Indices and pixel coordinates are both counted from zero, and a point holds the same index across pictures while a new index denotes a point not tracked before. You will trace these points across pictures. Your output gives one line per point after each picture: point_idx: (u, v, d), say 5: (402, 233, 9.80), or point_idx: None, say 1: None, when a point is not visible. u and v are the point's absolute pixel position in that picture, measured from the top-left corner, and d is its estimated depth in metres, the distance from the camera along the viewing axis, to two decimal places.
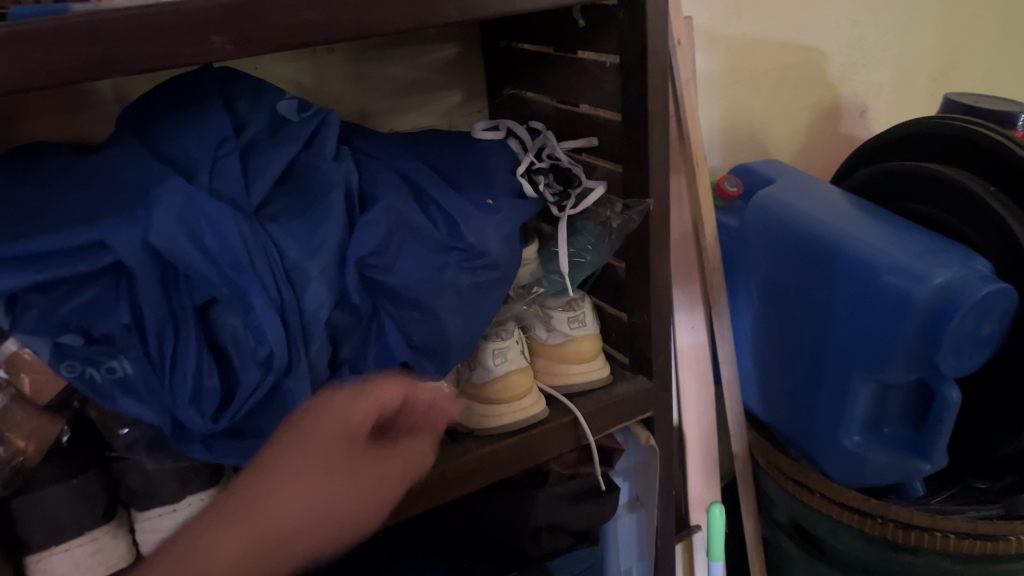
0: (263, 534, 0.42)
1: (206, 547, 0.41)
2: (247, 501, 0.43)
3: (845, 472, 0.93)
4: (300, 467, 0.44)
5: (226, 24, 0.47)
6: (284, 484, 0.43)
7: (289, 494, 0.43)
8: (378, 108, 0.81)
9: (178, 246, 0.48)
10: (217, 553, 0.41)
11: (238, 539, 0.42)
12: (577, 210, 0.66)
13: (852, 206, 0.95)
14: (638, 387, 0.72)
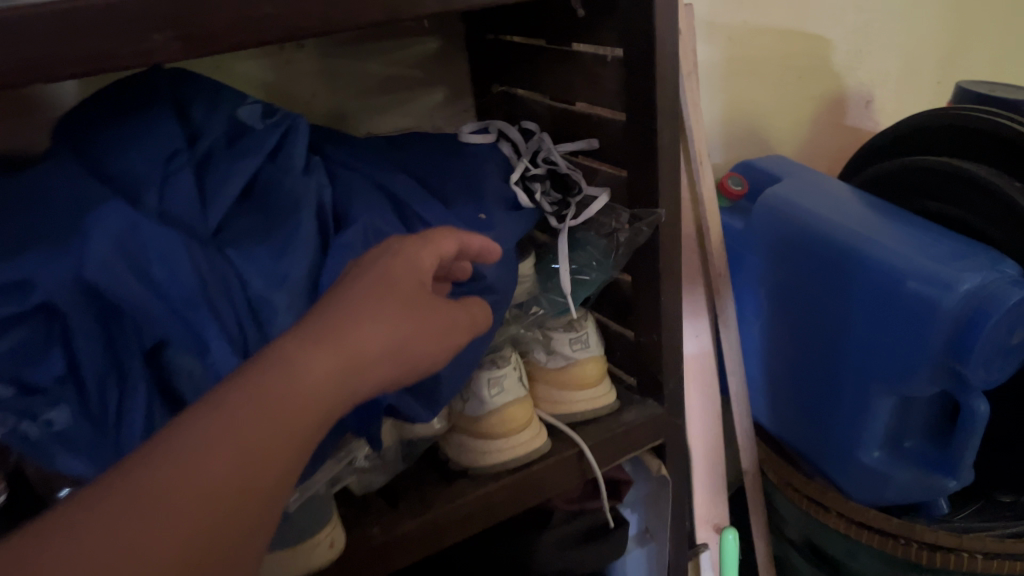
0: (351, 362, 0.35)
1: (298, 368, 0.33)
2: (329, 326, 0.35)
3: (865, 490, 0.87)
4: (370, 300, 0.37)
5: (170, 18, 0.39)
6: (370, 311, 0.36)
7: (372, 321, 0.36)
8: (355, 110, 0.74)
9: (119, 282, 0.41)
10: (309, 378, 0.33)
11: (329, 365, 0.34)
12: (578, 221, 0.60)
13: (865, 204, 0.88)
14: (648, 413, 0.66)
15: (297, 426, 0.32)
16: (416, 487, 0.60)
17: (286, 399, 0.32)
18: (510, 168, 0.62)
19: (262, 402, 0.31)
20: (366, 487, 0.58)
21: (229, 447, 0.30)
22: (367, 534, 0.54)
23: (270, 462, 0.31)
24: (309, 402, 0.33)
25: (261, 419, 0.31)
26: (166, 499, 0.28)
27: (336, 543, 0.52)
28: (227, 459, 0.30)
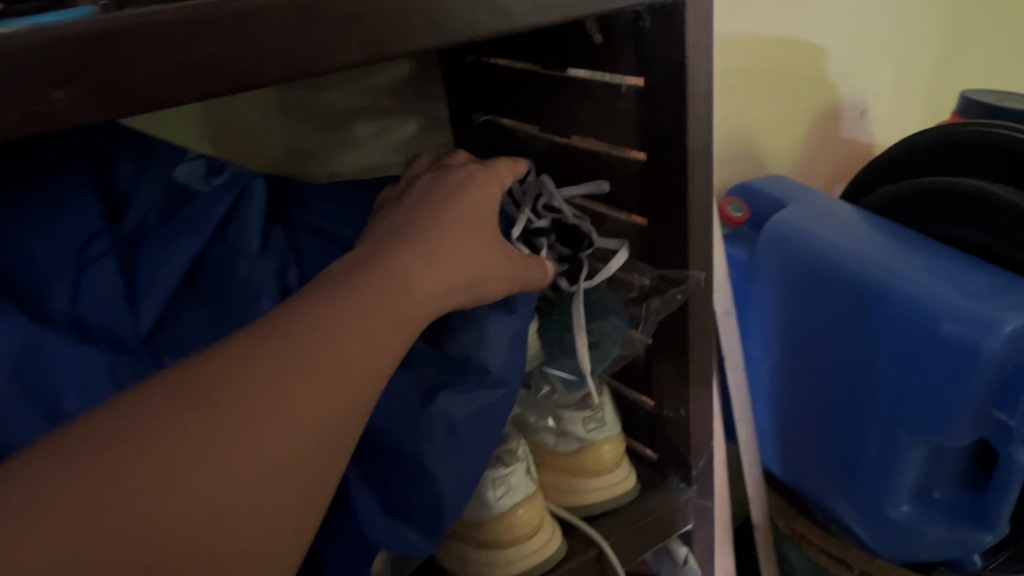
0: (450, 280, 0.38)
1: (409, 279, 0.36)
2: (428, 245, 0.38)
3: (892, 545, 0.80)
4: (462, 229, 0.40)
5: (75, 70, 0.28)
6: (456, 241, 0.39)
7: (462, 248, 0.39)
8: (315, 148, 0.65)
9: (17, 427, 0.30)
10: (418, 288, 0.36)
11: (431, 279, 0.37)
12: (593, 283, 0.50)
13: (884, 231, 0.80)
14: (674, 499, 0.57)
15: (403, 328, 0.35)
16: None
17: (403, 303, 0.35)
18: (509, 222, 0.51)
19: (385, 301, 0.34)
20: None
21: (362, 332, 0.33)
22: None
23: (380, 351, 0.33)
24: (419, 301, 0.36)
25: (382, 314, 0.34)
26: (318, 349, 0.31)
27: None
28: (358, 343, 0.32)
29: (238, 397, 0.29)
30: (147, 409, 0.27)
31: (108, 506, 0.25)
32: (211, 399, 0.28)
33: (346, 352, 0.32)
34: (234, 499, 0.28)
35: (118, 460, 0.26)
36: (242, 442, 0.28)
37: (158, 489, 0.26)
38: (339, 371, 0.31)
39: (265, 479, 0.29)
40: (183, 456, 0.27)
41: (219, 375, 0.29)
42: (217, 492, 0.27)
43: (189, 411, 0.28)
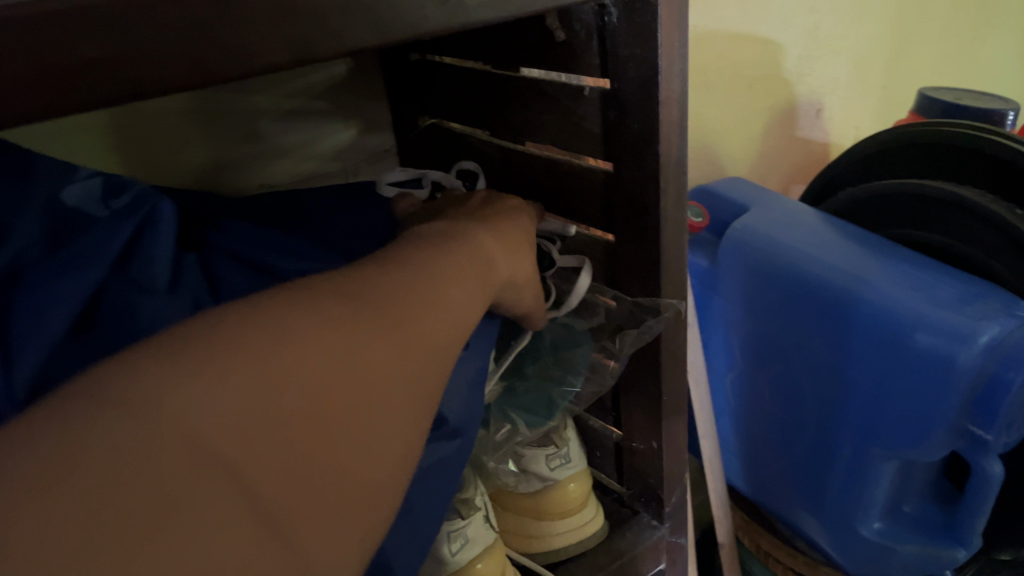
0: (517, 258, 0.42)
1: (490, 253, 0.40)
2: (503, 231, 0.42)
3: (863, 562, 0.77)
4: (517, 220, 0.45)
5: None
6: (518, 230, 0.44)
7: (524, 236, 0.44)
8: (239, 158, 0.58)
9: None
10: (495, 261, 0.40)
11: (506, 257, 0.41)
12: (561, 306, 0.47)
13: (850, 237, 0.77)
14: (645, 538, 0.52)
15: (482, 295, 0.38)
16: None
17: (487, 274, 0.39)
18: None
19: (473, 267, 0.38)
20: None
21: (457, 285, 0.36)
22: None
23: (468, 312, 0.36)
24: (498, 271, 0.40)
25: (471, 276, 0.37)
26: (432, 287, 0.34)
27: None
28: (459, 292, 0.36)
29: (371, 305, 0.31)
30: (294, 300, 0.29)
31: (284, 357, 0.26)
32: (350, 302, 0.30)
33: (448, 296, 0.35)
34: (376, 381, 0.28)
35: (284, 326, 0.27)
36: (379, 335, 0.29)
37: (321, 353, 0.27)
38: (443, 308, 0.34)
39: (398, 373, 0.30)
40: (338, 332, 0.28)
41: (349, 290, 0.31)
42: (365, 369, 0.28)
43: (333, 304, 0.29)
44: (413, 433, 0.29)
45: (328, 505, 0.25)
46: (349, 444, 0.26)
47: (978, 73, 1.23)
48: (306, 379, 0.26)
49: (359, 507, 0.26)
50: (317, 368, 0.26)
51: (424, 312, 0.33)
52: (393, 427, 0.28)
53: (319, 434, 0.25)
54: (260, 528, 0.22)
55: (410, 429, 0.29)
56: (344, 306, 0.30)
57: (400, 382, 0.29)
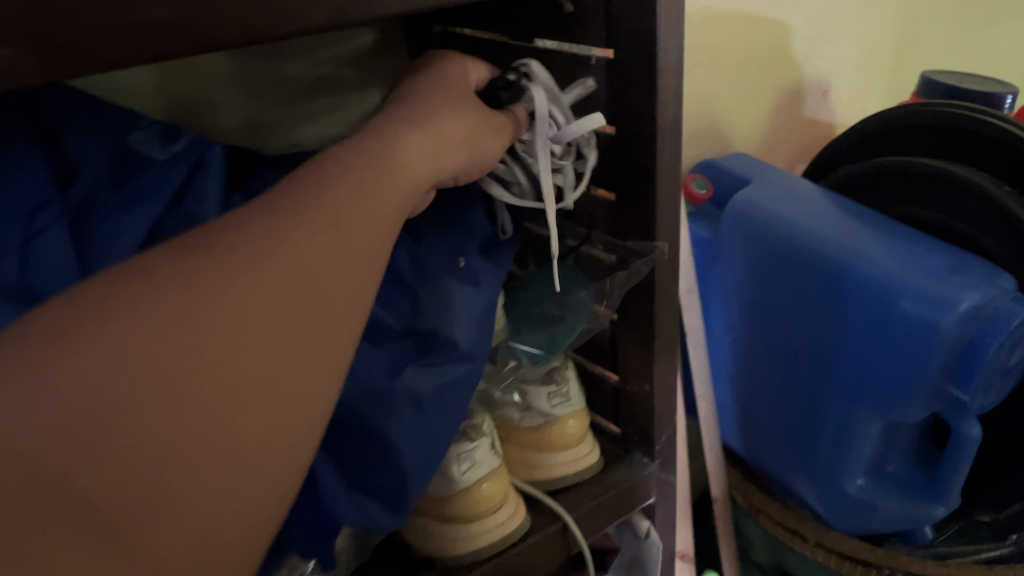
0: (441, 148, 0.39)
1: (403, 164, 0.37)
2: (427, 122, 0.39)
3: (847, 517, 0.81)
4: (448, 101, 0.42)
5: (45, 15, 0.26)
6: (447, 109, 0.41)
7: (455, 119, 0.41)
8: (274, 120, 0.63)
9: None
10: (408, 170, 0.37)
11: (426, 166, 0.38)
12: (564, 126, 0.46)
13: (845, 211, 0.81)
14: (637, 473, 0.57)
15: (398, 190, 0.36)
16: None
17: (395, 177, 0.36)
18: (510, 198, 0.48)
19: (389, 177, 0.35)
20: None
21: (363, 208, 0.33)
22: None
23: (375, 209, 0.34)
24: (412, 165, 0.37)
25: (374, 191, 0.34)
26: (329, 201, 0.32)
27: None
28: (367, 198, 0.34)
29: (228, 258, 0.28)
30: (137, 272, 0.27)
31: (101, 348, 0.24)
32: (202, 258, 0.28)
33: (349, 216, 0.32)
34: (231, 346, 0.27)
35: (107, 308, 0.25)
36: (230, 296, 0.27)
37: (152, 333, 0.25)
38: (341, 230, 0.32)
39: (272, 319, 0.28)
40: (175, 303, 0.26)
41: (205, 246, 0.28)
42: (211, 338, 0.26)
43: (177, 267, 0.27)
44: (291, 385, 0.28)
45: (181, 486, 0.25)
46: (203, 418, 0.25)
47: (986, 58, 1.25)
48: (134, 365, 0.24)
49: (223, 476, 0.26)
50: (145, 354, 0.25)
51: (300, 248, 0.30)
52: (257, 388, 0.27)
53: (156, 422, 0.24)
54: (88, 533, 0.23)
55: (292, 381, 0.28)
56: (193, 268, 0.27)
57: (265, 340, 0.28)
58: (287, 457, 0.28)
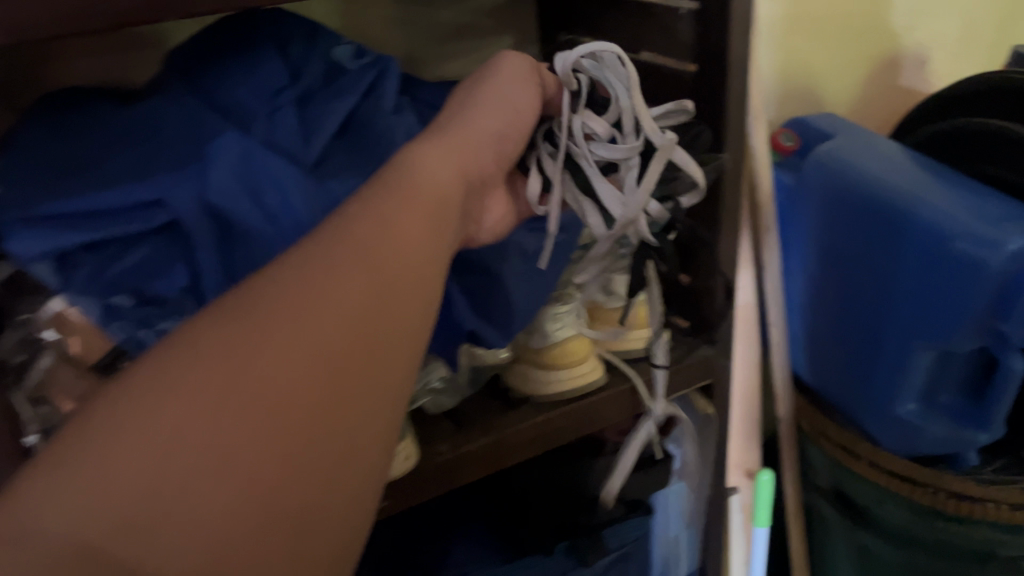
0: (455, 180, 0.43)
1: (424, 177, 0.40)
2: (448, 158, 0.43)
3: (898, 441, 0.91)
4: (460, 143, 0.45)
5: None
6: (459, 154, 0.44)
7: (464, 159, 0.44)
8: (425, 56, 0.78)
9: (239, 205, 0.45)
10: (436, 184, 0.41)
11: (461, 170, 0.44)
12: (595, 74, 0.51)
13: (918, 165, 0.90)
14: (699, 353, 0.70)
15: (428, 210, 0.39)
16: (480, 412, 0.65)
17: (422, 191, 0.40)
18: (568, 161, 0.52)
19: (415, 193, 0.39)
20: (439, 407, 0.64)
21: (396, 244, 0.36)
22: (437, 450, 0.60)
23: (408, 230, 0.37)
24: (435, 184, 0.41)
25: (414, 210, 0.38)
26: (357, 238, 0.35)
27: (411, 457, 0.58)
28: (394, 225, 0.37)
29: (271, 313, 0.31)
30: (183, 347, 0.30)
31: (162, 423, 0.28)
32: (241, 327, 0.31)
33: (382, 243, 0.35)
34: (274, 409, 0.30)
35: (157, 394, 0.28)
36: (270, 355, 0.30)
37: (197, 404, 0.29)
38: (371, 259, 0.35)
39: (313, 362, 0.31)
40: (221, 380, 0.29)
41: (253, 301, 0.32)
42: (256, 403, 0.29)
43: (219, 340, 0.30)
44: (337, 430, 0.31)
45: (264, 537, 0.29)
46: (262, 477, 0.29)
47: None
48: (196, 428, 0.28)
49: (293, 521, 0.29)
50: (198, 436, 0.28)
51: (342, 289, 0.33)
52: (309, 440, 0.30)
53: (215, 491, 0.28)
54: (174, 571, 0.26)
55: (352, 410, 0.32)
56: (234, 343, 0.30)
57: (314, 387, 0.31)
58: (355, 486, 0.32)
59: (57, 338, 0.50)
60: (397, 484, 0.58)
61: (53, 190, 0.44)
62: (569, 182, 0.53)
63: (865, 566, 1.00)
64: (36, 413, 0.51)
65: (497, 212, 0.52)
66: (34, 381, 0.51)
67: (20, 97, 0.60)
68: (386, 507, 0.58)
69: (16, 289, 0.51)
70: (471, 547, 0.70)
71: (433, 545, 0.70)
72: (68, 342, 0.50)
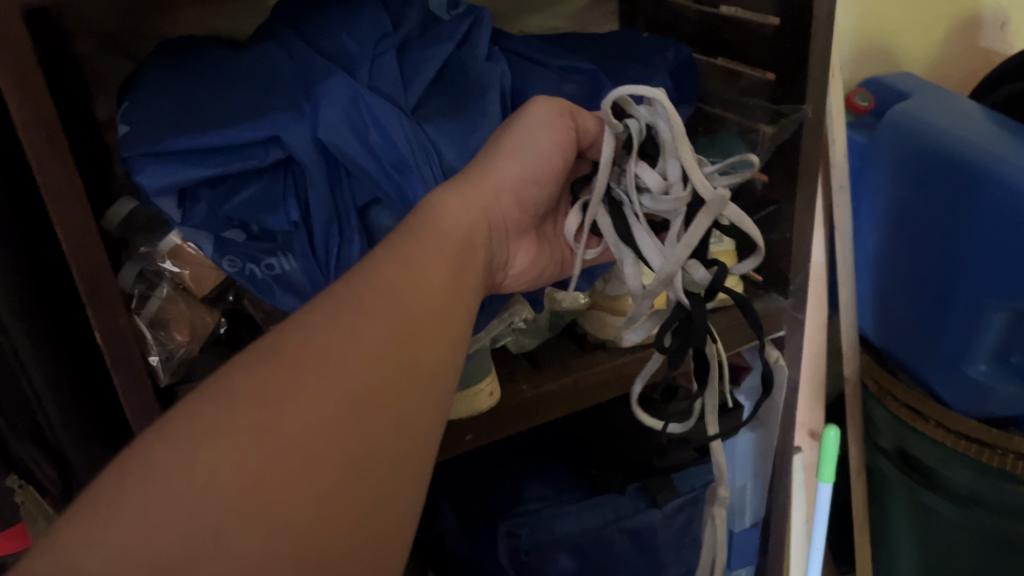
0: (465, 227, 0.46)
1: (440, 225, 0.44)
2: (462, 199, 0.47)
3: (967, 400, 0.91)
4: (475, 188, 0.48)
5: None
6: (473, 203, 0.47)
7: (478, 207, 0.47)
8: (508, 11, 0.80)
9: (347, 142, 0.48)
10: (452, 228, 0.45)
11: (478, 220, 0.47)
12: (644, 121, 0.49)
13: (995, 122, 0.87)
14: (771, 305, 0.72)
15: (439, 254, 0.43)
16: (557, 354, 0.67)
17: (435, 238, 0.43)
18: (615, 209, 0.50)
19: (429, 241, 0.43)
20: (520, 347, 0.67)
21: (418, 293, 0.40)
22: (518, 389, 0.63)
23: (422, 277, 0.41)
24: (446, 230, 0.44)
25: (429, 256, 0.42)
26: (375, 287, 0.38)
27: (494, 392, 0.61)
28: (409, 272, 0.40)
29: (298, 355, 0.34)
30: (218, 392, 0.33)
31: (203, 456, 0.30)
32: (279, 366, 0.34)
33: (401, 292, 0.39)
34: (316, 439, 0.32)
35: (205, 428, 0.31)
36: (301, 392, 0.33)
37: (233, 442, 0.31)
38: (390, 305, 0.38)
39: (341, 400, 0.34)
40: (265, 415, 0.32)
41: (279, 345, 0.35)
42: (293, 440, 0.32)
43: (257, 378, 0.33)
44: (374, 459, 0.34)
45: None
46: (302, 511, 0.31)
47: None
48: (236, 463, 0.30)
49: (342, 540, 0.32)
50: (244, 467, 0.30)
51: (369, 330, 0.36)
52: (348, 463, 0.33)
53: (264, 514, 0.30)
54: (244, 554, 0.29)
55: (384, 444, 0.35)
56: (272, 383, 0.33)
57: (347, 423, 0.33)
58: (395, 512, 0.35)
59: (176, 271, 0.53)
60: (481, 418, 0.61)
61: (176, 126, 0.47)
62: (612, 230, 0.50)
63: (926, 527, 1.00)
64: (154, 338, 0.54)
65: (525, 257, 0.54)
66: (151, 311, 0.54)
67: (135, 46, 0.64)
68: (471, 439, 0.62)
69: (132, 224, 0.54)
70: (545, 483, 0.75)
71: (513, 482, 0.76)
72: (184, 274, 0.54)
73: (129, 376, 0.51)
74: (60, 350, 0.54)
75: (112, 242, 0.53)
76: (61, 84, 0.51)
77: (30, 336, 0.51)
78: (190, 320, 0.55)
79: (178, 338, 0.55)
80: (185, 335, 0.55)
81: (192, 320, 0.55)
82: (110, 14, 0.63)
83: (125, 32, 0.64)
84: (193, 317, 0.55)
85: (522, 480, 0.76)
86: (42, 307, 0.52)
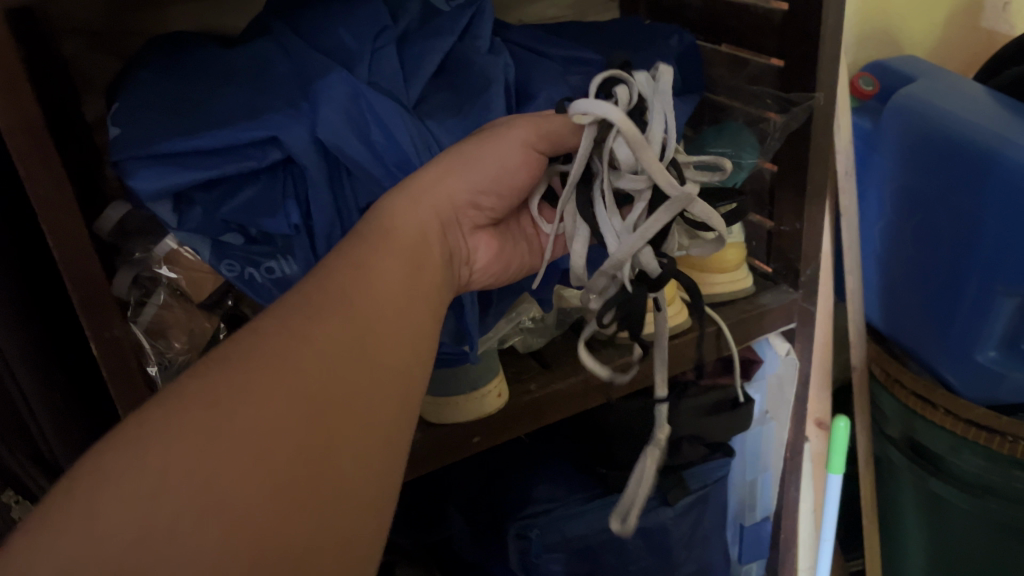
0: (423, 223, 0.44)
1: (392, 218, 0.43)
2: (417, 195, 0.45)
3: (977, 387, 0.90)
4: (422, 185, 0.45)
5: None
6: (427, 202, 0.45)
7: (430, 203, 0.45)
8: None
9: (348, 141, 0.46)
10: (409, 223, 0.43)
11: (432, 221, 0.45)
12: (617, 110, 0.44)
13: (1002, 104, 0.86)
14: (781, 297, 0.71)
15: (395, 247, 0.42)
16: (563, 350, 0.66)
17: (389, 233, 0.42)
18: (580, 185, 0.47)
19: (385, 240, 0.41)
20: (528, 346, 0.66)
21: (381, 291, 0.39)
22: (525, 390, 0.62)
23: (379, 276, 0.40)
24: (400, 223, 0.43)
25: (386, 253, 0.41)
26: (330, 291, 0.38)
27: (502, 394, 0.59)
28: (367, 271, 0.40)
29: (253, 363, 0.34)
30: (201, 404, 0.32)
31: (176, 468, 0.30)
32: (234, 366, 0.33)
33: (356, 291, 0.38)
34: (272, 427, 0.32)
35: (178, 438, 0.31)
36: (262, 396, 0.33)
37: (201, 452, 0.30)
38: (347, 307, 0.37)
39: (296, 403, 0.33)
40: (222, 414, 0.32)
41: (260, 354, 0.34)
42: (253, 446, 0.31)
43: (222, 380, 0.33)
44: (335, 442, 0.34)
45: None
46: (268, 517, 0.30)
47: None
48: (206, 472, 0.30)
49: (303, 520, 0.32)
50: (201, 462, 0.30)
51: (323, 328, 0.36)
52: (308, 447, 0.33)
53: (221, 500, 0.30)
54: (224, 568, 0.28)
55: (347, 446, 0.34)
56: (228, 383, 0.33)
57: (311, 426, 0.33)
58: (358, 495, 0.34)
59: (173, 277, 0.52)
60: (490, 420, 0.60)
61: (168, 128, 0.45)
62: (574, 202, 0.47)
63: (935, 515, 0.99)
64: (151, 346, 0.53)
65: (487, 251, 0.50)
66: (147, 319, 0.52)
67: (125, 44, 0.62)
68: (479, 443, 0.60)
69: (124, 231, 0.52)
70: (554, 485, 0.73)
71: (521, 484, 0.74)
72: (181, 279, 0.52)
73: (121, 385, 0.50)
74: (52, 360, 0.52)
75: (104, 248, 0.51)
76: (47, 86, 0.49)
77: (21, 347, 0.49)
78: (189, 326, 0.54)
79: (177, 344, 0.54)
80: (184, 341, 0.54)
81: (190, 326, 0.54)
82: (98, 11, 0.61)
83: (113, 29, 0.62)
84: (190, 323, 0.54)
85: (530, 482, 0.74)
86: (35, 317, 0.51)
